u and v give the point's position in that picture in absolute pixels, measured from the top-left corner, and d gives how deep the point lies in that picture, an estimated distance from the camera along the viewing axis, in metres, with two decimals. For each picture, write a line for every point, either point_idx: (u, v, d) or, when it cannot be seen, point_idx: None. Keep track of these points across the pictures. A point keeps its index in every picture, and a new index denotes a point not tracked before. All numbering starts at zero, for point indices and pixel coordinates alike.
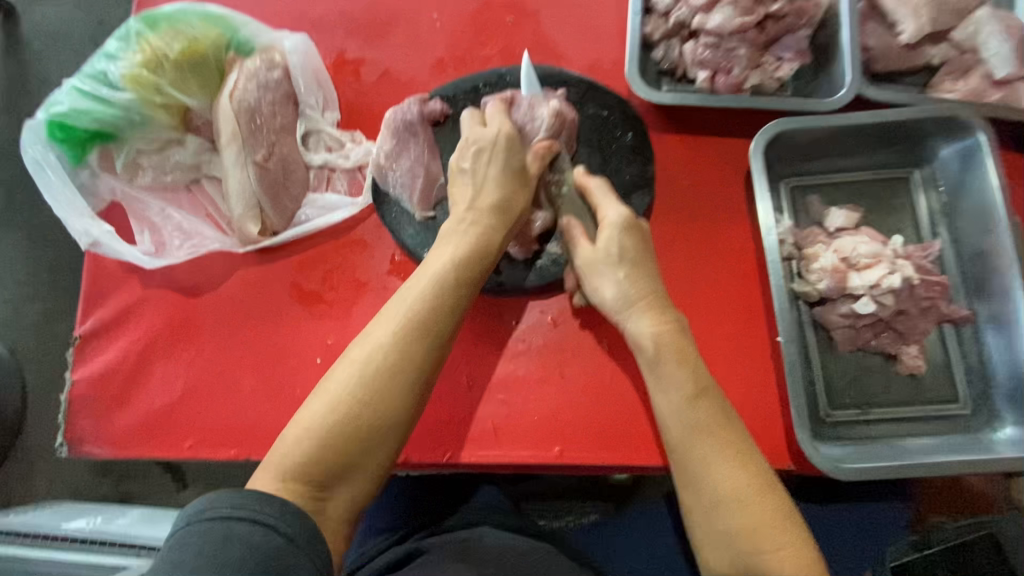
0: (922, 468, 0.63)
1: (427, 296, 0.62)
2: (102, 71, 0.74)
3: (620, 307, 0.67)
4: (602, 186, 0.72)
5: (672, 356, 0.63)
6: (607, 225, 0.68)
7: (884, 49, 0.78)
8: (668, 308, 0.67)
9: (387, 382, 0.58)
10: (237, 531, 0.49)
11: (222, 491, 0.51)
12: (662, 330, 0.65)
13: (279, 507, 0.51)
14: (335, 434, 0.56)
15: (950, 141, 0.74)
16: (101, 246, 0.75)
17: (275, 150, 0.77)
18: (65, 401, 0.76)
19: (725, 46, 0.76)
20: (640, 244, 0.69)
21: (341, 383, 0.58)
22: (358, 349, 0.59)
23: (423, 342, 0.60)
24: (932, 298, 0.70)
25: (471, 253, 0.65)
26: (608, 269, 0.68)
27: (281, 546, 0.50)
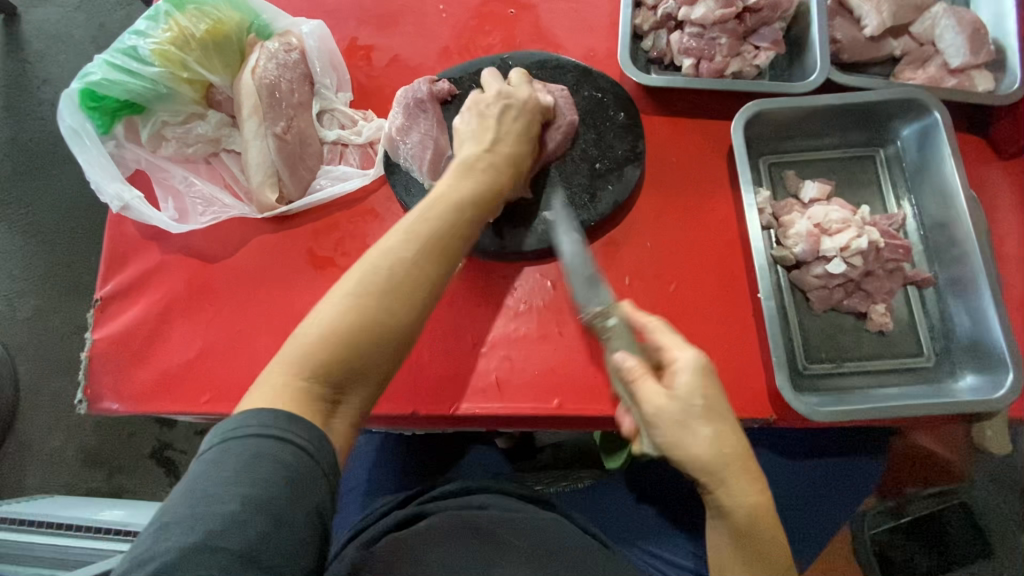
0: (889, 410, 0.69)
1: (447, 219, 0.65)
2: (132, 47, 0.78)
3: (711, 469, 0.59)
4: (665, 327, 0.65)
5: (764, 525, 0.61)
6: (682, 372, 0.61)
7: (851, 40, 0.86)
8: (755, 466, 0.61)
9: (405, 291, 0.61)
10: (267, 449, 0.51)
11: (257, 409, 0.53)
12: (758, 502, 0.60)
13: (308, 429, 0.53)
14: (349, 333, 0.58)
15: (910, 121, 0.81)
16: (132, 210, 0.80)
17: (293, 124, 0.82)
18: (86, 358, 0.80)
19: (707, 35, 0.84)
20: (717, 389, 0.61)
21: (354, 286, 0.59)
22: (377, 257, 0.61)
23: (435, 258, 0.63)
24: (897, 260, 0.77)
25: (482, 188, 0.70)
26: (698, 427, 0.59)
27: (309, 463, 0.52)
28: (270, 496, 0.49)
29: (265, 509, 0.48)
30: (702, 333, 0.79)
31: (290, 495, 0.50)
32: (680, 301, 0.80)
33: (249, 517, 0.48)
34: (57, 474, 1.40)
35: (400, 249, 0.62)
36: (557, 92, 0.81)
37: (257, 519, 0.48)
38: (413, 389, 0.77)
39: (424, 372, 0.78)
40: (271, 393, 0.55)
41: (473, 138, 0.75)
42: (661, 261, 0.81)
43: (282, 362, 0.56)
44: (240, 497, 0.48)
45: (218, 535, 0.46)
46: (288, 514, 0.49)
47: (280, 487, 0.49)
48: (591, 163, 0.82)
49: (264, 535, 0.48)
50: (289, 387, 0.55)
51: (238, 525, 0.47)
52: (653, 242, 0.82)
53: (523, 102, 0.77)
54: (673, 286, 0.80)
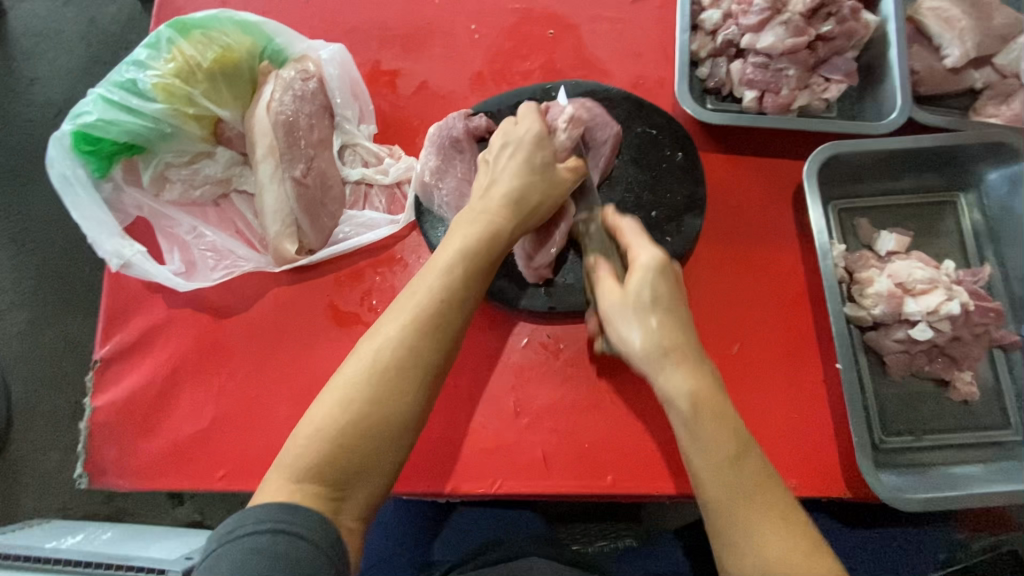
0: (983, 499, 0.63)
1: (437, 289, 0.58)
2: (130, 80, 0.69)
3: (651, 359, 0.57)
4: (634, 228, 0.64)
5: (711, 418, 0.55)
6: (638, 268, 0.60)
7: (929, 72, 0.78)
8: (704, 360, 0.58)
9: (398, 379, 0.54)
10: (263, 544, 0.46)
11: (247, 508, 0.49)
12: (700, 384, 0.56)
13: (304, 515, 0.49)
14: (345, 430, 0.52)
15: (997, 166, 0.74)
16: (133, 267, 0.71)
17: (313, 165, 0.74)
18: (86, 429, 0.72)
19: (774, 66, 0.76)
20: (674, 288, 0.60)
21: (348, 379, 0.54)
22: (368, 344, 0.56)
23: (433, 337, 0.56)
24: (985, 324, 0.69)
25: (482, 246, 0.61)
26: (639, 313, 0.58)
27: (308, 551, 0.47)
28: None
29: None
30: (769, 404, 0.71)
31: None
32: (744, 365, 0.73)
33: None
34: (54, 497, 1.32)
35: (393, 332, 0.56)
36: (588, 106, 0.72)
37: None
38: (451, 464, 0.70)
39: (463, 445, 0.70)
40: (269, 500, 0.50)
41: (482, 183, 0.66)
42: (722, 319, 0.74)
43: (280, 468, 0.52)
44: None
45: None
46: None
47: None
48: (645, 211, 0.74)
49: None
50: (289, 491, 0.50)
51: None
52: (711, 299, 0.74)
53: (519, 136, 0.66)
54: (737, 348, 0.73)
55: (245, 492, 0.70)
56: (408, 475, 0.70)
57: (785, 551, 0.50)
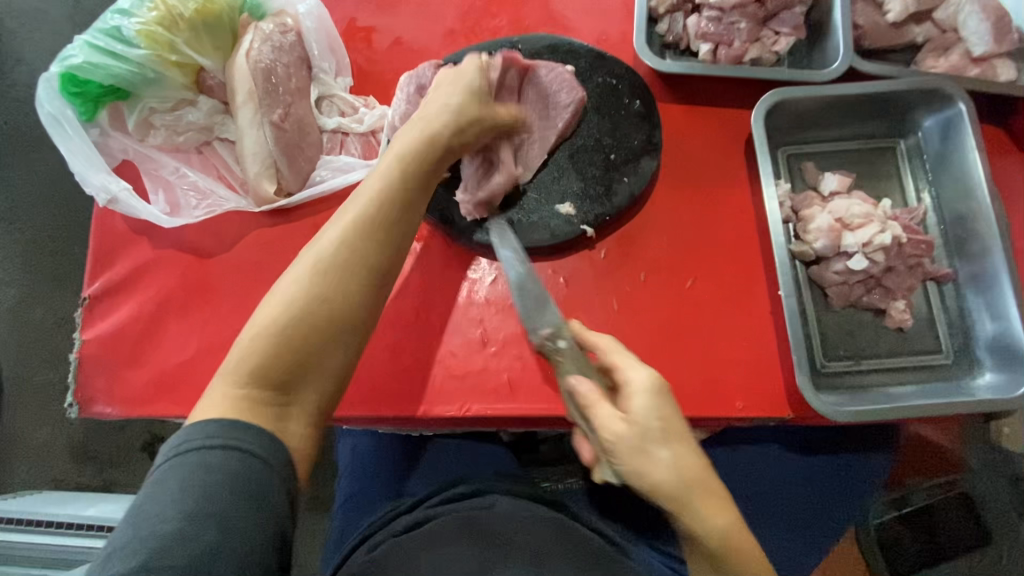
0: (910, 410, 0.68)
1: (373, 202, 0.63)
2: (115, 27, 0.73)
3: (674, 495, 0.57)
4: (617, 347, 0.64)
5: (743, 542, 0.58)
6: (634, 393, 0.59)
7: (873, 26, 0.83)
8: (719, 484, 0.59)
9: (339, 278, 0.60)
10: (214, 461, 0.50)
11: (198, 423, 0.53)
12: (727, 518, 0.58)
13: (253, 432, 0.53)
14: (293, 327, 0.57)
15: (933, 112, 0.79)
16: (120, 203, 0.75)
17: (291, 111, 0.78)
18: (75, 360, 0.76)
19: (726, 19, 0.81)
20: (674, 411, 0.60)
21: (291, 282, 0.59)
22: (309, 253, 0.61)
23: (370, 240, 0.62)
24: (918, 256, 0.75)
25: (415, 168, 0.67)
26: (655, 449, 0.58)
27: (257, 467, 0.52)
28: (217, 508, 0.48)
29: (212, 522, 0.48)
30: (721, 334, 0.77)
31: (239, 503, 0.49)
32: (698, 298, 0.78)
33: (197, 531, 0.47)
34: (46, 467, 1.35)
35: (332, 244, 0.61)
36: (558, 71, 0.77)
37: (207, 531, 0.47)
38: (422, 390, 0.74)
39: (433, 374, 0.75)
40: (215, 405, 0.55)
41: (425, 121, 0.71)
42: (677, 257, 0.79)
43: (225, 372, 0.56)
44: (186, 512, 0.48)
45: (163, 555, 0.45)
46: (238, 523, 0.49)
47: (230, 497, 0.49)
48: (605, 154, 0.78)
49: (215, 547, 0.47)
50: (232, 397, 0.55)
51: (187, 542, 0.46)
52: (667, 237, 0.79)
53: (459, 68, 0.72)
54: (690, 282, 0.78)
55: None
56: (381, 401, 0.74)
57: None
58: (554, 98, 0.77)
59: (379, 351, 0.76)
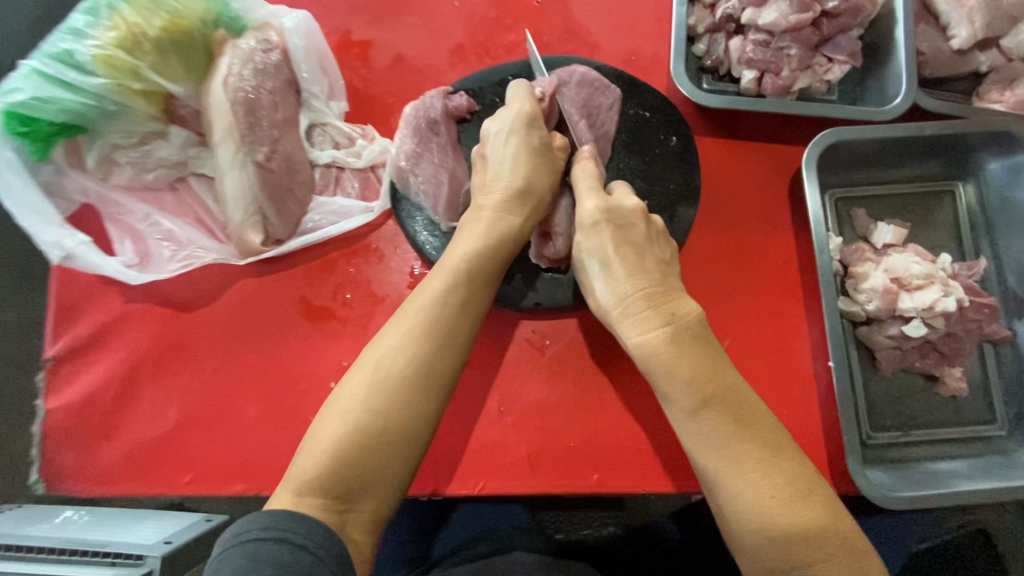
0: (966, 497, 0.63)
1: (438, 294, 0.55)
2: (67, 51, 0.62)
3: (606, 318, 0.61)
4: (586, 175, 0.64)
5: (688, 366, 0.55)
6: (579, 225, 0.63)
7: (935, 54, 0.74)
8: (654, 308, 0.58)
9: (405, 390, 0.51)
10: (267, 552, 0.42)
11: (252, 513, 0.45)
12: (649, 338, 0.57)
13: (310, 525, 0.45)
14: (368, 434, 0.50)
15: (999, 155, 0.71)
16: (77, 259, 0.65)
17: (278, 147, 0.67)
18: (38, 432, 0.67)
19: (775, 45, 0.71)
20: (618, 237, 0.61)
21: (351, 391, 0.51)
22: (370, 355, 0.53)
23: (442, 349, 0.54)
24: (979, 320, 0.68)
25: (487, 248, 0.58)
26: (590, 270, 0.62)
27: (310, 562, 0.43)
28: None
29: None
30: (760, 405, 0.70)
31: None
32: (735, 361, 0.70)
33: None
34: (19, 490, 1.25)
35: (406, 341, 0.53)
36: (589, 94, 0.68)
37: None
38: (431, 465, 0.67)
39: (444, 445, 0.68)
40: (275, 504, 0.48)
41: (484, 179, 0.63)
42: (712, 315, 0.71)
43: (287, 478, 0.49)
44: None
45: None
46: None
47: None
48: (637, 200, 0.69)
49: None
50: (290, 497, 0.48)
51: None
52: (703, 292, 0.72)
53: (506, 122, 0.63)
54: (727, 343, 0.71)
55: (215, 495, 0.67)
56: None
57: (759, 496, 0.50)
58: (593, 102, 0.68)
59: None
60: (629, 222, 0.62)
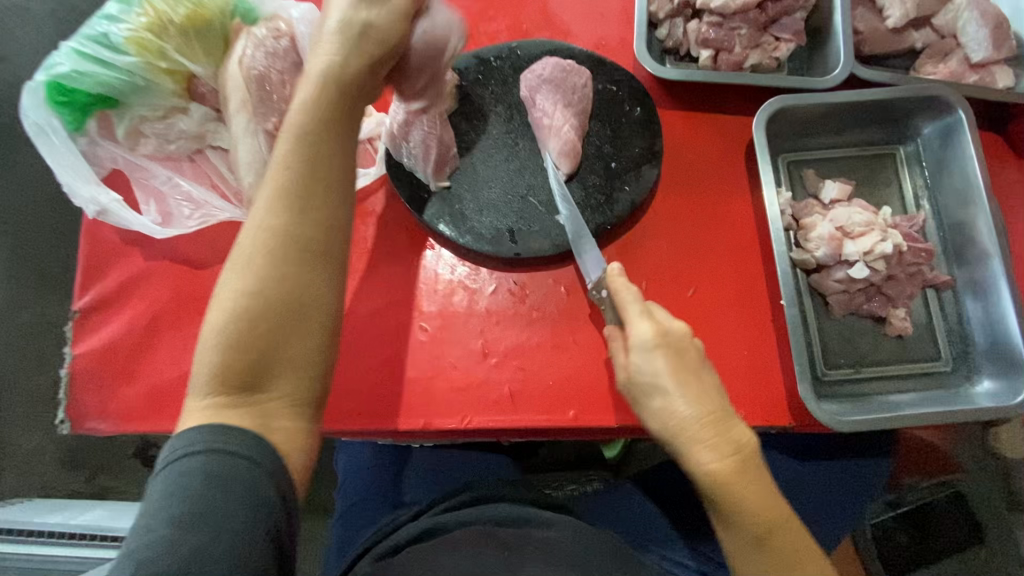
0: (912, 418, 0.68)
1: (284, 164, 0.56)
2: (102, 33, 0.71)
3: (668, 435, 0.62)
4: (634, 298, 0.66)
5: (745, 497, 0.59)
6: (635, 345, 0.64)
7: (873, 32, 0.82)
8: (730, 433, 0.61)
9: (280, 260, 0.54)
10: (192, 467, 0.49)
11: (181, 434, 0.51)
12: (721, 469, 0.60)
13: (241, 436, 0.50)
14: (250, 315, 0.52)
15: (932, 119, 0.79)
16: (110, 214, 0.74)
17: (286, 119, 0.75)
18: (66, 375, 0.74)
19: (727, 25, 0.80)
20: (676, 359, 0.63)
21: (232, 285, 0.54)
22: (242, 244, 0.55)
23: (307, 217, 0.55)
24: (918, 264, 0.75)
25: (325, 111, 0.58)
26: (653, 391, 0.63)
27: (246, 467, 0.50)
28: (207, 511, 0.47)
29: (198, 528, 0.47)
30: (723, 344, 0.76)
31: (229, 510, 0.48)
32: (700, 307, 0.77)
33: (181, 538, 0.46)
34: (36, 477, 1.31)
35: (268, 216, 0.55)
36: (565, 77, 0.76)
37: (193, 536, 0.46)
38: (423, 402, 0.73)
39: (433, 385, 0.74)
40: (189, 418, 0.52)
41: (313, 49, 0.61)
42: (679, 264, 0.78)
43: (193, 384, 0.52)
44: (170, 519, 0.47)
45: (149, 560, 0.45)
46: (229, 526, 0.47)
47: (212, 502, 0.47)
48: (606, 161, 0.78)
49: (201, 555, 0.46)
50: (204, 404, 0.52)
51: (172, 547, 0.46)
52: (668, 244, 0.79)
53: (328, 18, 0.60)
54: (692, 290, 0.77)
55: None
56: (378, 413, 0.73)
57: None
58: (568, 82, 0.76)
59: (379, 367, 0.75)
60: (683, 345, 0.64)
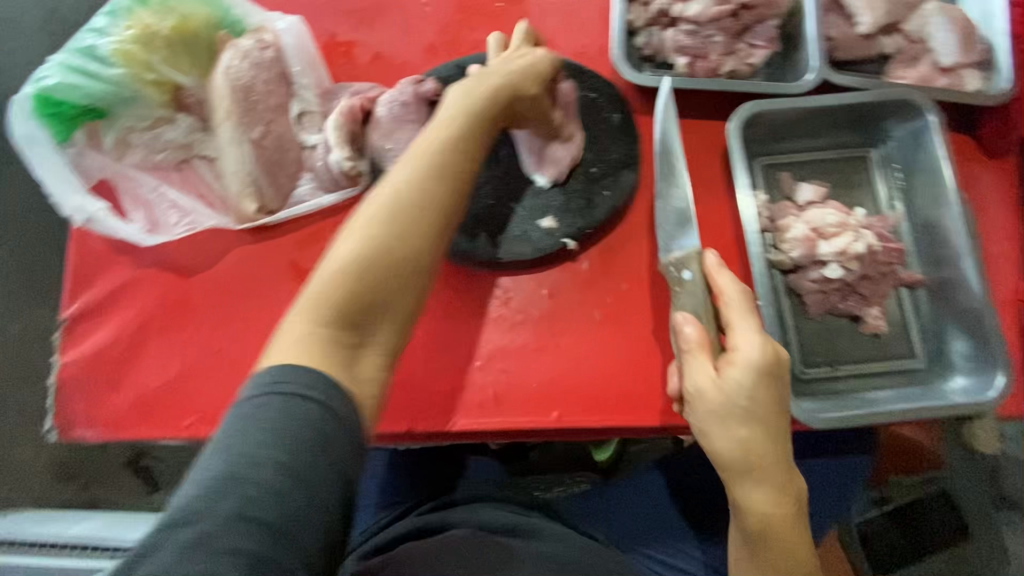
0: (887, 415, 0.70)
1: (448, 136, 0.60)
2: (89, 46, 0.73)
3: (736, 469, 0.62)
4: (739, 304, 0.64)
5: (778, 537, 0.63)
6: (738, 366, 0.61)
7: (844, 38, 0.85)
8: (790, 484, 0.63)
9: (415, 216, 0.55)
10: (290, 409, 0.46)
11: (281, 364, 0.48)
12: (774, 512, 0.62)
13: (327, 382, 0.48)
14: (365, 266, 0.53)
15: (902, 121, 0.81)
16: (97, 222, 0.74)
17: (271, 129, 0.78)
18: (54, 383, 0.75)
19: (702, 33, 0.82)
20: (773, 397, 0.61)
21: (367, 222, 0.55)
22: (383, 189, 0.57)
23: (444, 182, 0.58)
24: (891, 263, 0.77)
25: (482, 108, 0.63)
26: (734, 423, 0.61)
27: (335, 423, 0.47)
28: (313, 468, 0.44)
29: (301, 484, 0.44)
30: None
31: (329, 473, 0.45)
32: None
33: (281, 480, 0.43)
34: (29, 487, 1.31)
35: (415, 169, 0.58)
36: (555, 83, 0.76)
37: (298, 492, 0.43)
38: (408, 404, 0.75)
39: (418, 387, 0.75)
40: (286, 348, 0.50)
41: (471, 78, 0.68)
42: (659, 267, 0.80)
43: (299, 311, 0.52)
44: (278, 468, 0.43)
45: (253, 506, 0.42)
46: (328, 490, 0.45)
47: (311, 446, 0.45)
48: (585, 167, 0.80)
49: (301, 514, 0.43)
50: (304, 333, 0.51)
51: (274, 493, 0.43)
52: (648, 246, 0.80)
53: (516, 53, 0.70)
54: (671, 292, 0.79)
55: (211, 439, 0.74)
56: None
57: None
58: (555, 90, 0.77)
59: None
60: (783, 381, 0.62)
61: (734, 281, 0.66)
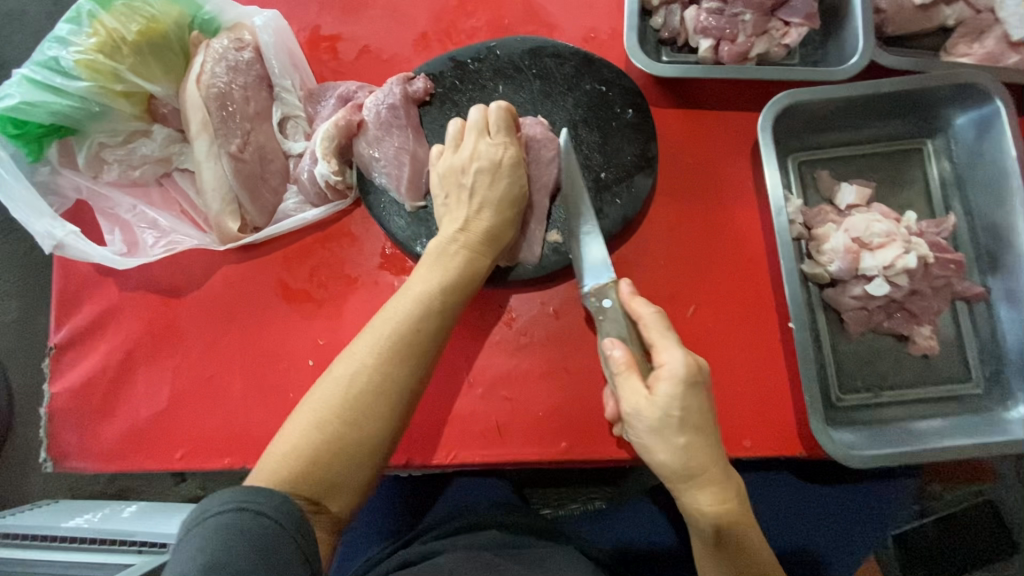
0: (938, 453, 0.61)
1: (414, 316, 0.59)
2: (52, 58, 0.67)
3: (677, 477, 0.57)
4: (660, 324, 0.60)
5: (732, 534, 0.57)
6: (665, 378, 0.56)
7: (897, 10, 0.72)
8: (728, 476, 0.58)
9: (372, 403, 0.56)
10: (225, 522, 0.46)
11: (213, 492, 0.48)
12: (722, 509, 0.57)
13: (271, 496, 0.48)
14: (327, 456, 0.53)
15: (966, 109, 0.70)
16: (68, 247, 0.70)
17: (250, 139, 0.72)
18: (45, 414, 0.73)
19: (728, 11, 0.71)
20: (701, 402, 0.57)
21: (323, 404, 0.55)
22: (342, 367, 0.57)
23: (407, 364, 0.58)
24: (947, 276, 0.68)
25: (460, 279, 0.63)
26: (666, 434, 0.56)
27: (272, 531, 0.47)
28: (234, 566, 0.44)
29: None
30: (722, 367, 0.70)
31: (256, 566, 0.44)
32: (700, 328, 0.71)
33: None
34: (61, 480, 1.31)
35: (377, 352, 0.57)
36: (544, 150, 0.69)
37: None
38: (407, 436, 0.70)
39: (420, 415, 0.70)
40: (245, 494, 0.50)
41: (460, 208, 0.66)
42: (679, 281, 0.72)
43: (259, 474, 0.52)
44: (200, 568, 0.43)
45: None
46: None
47: (243, 558, 0.44)
48: (594, 172, 0.71)
49: None
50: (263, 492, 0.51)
51: None
52: (666, 258, 0.72)
53: (468, 162, 0.66)
54: (692, 310, 0.71)
55: (204, 470, 0.71)
56: None
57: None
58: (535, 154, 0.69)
59: None
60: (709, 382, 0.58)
61: (650, 305, 0.62)
